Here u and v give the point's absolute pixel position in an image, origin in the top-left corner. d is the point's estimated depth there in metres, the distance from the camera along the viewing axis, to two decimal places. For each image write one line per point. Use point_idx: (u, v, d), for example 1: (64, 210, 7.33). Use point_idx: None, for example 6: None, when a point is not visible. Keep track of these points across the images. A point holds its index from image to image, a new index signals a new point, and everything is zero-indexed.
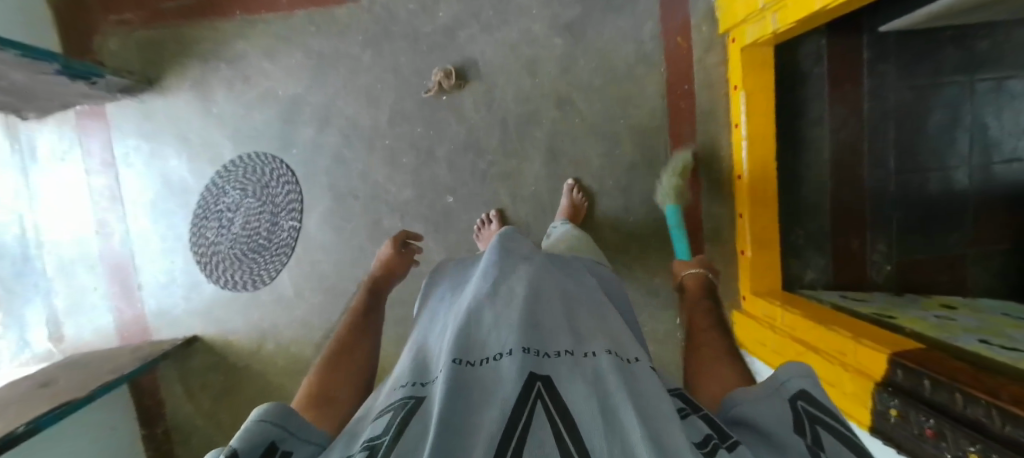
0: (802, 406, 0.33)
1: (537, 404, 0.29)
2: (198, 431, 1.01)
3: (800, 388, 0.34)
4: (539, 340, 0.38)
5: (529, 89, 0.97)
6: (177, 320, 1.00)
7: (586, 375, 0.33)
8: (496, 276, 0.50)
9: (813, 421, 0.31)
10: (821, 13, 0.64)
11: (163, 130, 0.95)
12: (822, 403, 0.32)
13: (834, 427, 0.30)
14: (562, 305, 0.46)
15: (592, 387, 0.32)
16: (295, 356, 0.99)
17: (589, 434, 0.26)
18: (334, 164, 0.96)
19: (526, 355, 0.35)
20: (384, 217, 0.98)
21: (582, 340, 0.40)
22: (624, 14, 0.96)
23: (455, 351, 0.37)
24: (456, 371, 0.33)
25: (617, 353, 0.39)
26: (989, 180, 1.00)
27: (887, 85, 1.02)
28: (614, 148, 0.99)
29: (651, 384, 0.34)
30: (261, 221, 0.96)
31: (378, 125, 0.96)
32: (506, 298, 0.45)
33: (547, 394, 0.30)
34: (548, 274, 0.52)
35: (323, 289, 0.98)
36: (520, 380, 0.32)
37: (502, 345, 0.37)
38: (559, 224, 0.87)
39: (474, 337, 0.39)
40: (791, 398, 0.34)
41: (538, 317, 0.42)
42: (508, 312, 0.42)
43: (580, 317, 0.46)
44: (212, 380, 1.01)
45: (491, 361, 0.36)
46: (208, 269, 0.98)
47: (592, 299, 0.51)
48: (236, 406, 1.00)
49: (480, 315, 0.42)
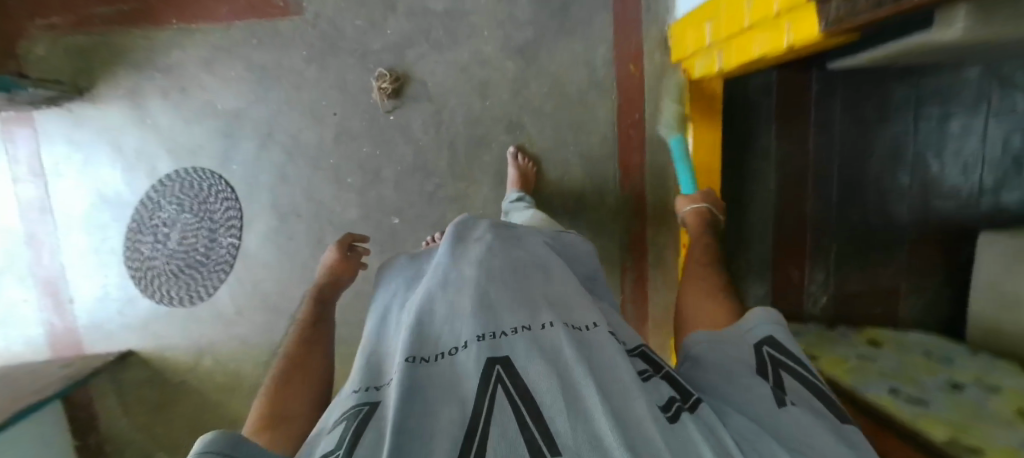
0: (768, 351, 0.45)
1: (498, 388, 0.35)
2: (132, 444, 1.02)
3: (769, 333, 0.46)
4: (494, 319, 0.44)
5: (479, 111, 0.96)
6: (113, 334, 0.98)
7: (549, 353, 0.39)
8: (447, 269, 0.54)
9: (775, 364, 0.44)
10: (763, 57, 0.68)
11: (95, 140, 0.92)
12: (784, 346, 0.45)
13: (789, 365, 0.44)
14: (511, 273, 0.52)
15: (552, 363, 0.37)
16: (234, 372, 1.00)
17: (552, 415, 0.32)
18: (277, 181, 0.94)
19: (481, 342, 0.40)
20: (327, 237, 0.97)
21: (536, 311, 0.46)
22: (578, 39, 0.95)
23: (409, 349, 0.41)
24: (411, 373, 0.38)
25: (570, 323, 0.45)
26: (928, 214, 1.07)
27: (834, 119, 1.03)
28: (563, 176, 1.00)
29: (609, 354, 0.40)
30: (199, 237, 0.94)
31: (322, 143, 0.94)
32: (457, 287, 0.50)
33: (506, 378, 0.35)
34: (516, 252, 0.57)
35: (265, 308, 0.98)
36: (480, 367, 0.37)
37: (457, 339, 0.43)
38: (512, 195, 0.90)
39: (428, 332, 0.45)
40: (757, 344, 0.46)
41: (494, 300, 0.47)
42: (461, 300, 0.47)
43: (527, 281, 0.52)
44: (147, 395, 1.00)
45: (446, 356, 0.41)
46: (143, 285, 0.96)
47: (541, 270, 0.55)
48: (173, 421, 1.01)
49: (432, 307, 0.48)
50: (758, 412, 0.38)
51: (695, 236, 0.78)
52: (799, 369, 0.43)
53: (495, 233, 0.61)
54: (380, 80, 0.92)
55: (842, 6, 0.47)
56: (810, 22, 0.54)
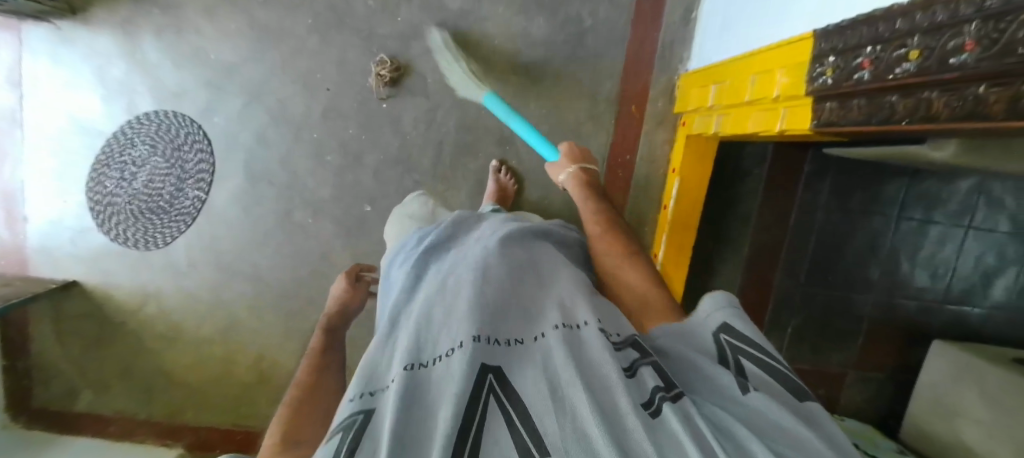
0: (725, 338, 0.38)
1: (490, 399, 0.29)
2: (60, 373, 1.04)
3: (722, 319, 0.40)
4: (491, 325, 0.36)
5: (472, 119, 0.95)
6: (61, 261, 0.99)
7: (535, 361, 0.32)
8: (445, 273, 0.45)
9: (735, 351, 0.37)
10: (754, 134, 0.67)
11: (79, 66, 0.91)
12: (742, 332, 0.38)
13: (750, 351, 0.37)
14: (511, 270, 0.44)
15: (542, 369, 0.31)
16: (174, 323, 1.03)
17: (541, 419, 0.27)
18: (256, 143, 0.94)
19: (477, 344, 0.33)
20: (295, 210, 0.97)
21: (531, 321, 0.38)
22: (586, 68, 0.95)
23: (406, 354, 0.33)
24: (410, 381, 0.30)
25: (562, 322, 0.37)
26: (893, 311, 1.07)
27: (820, 200, 1.00)
28: (544, 201, 0.99)
29: (595, 347, 0.33)
30: (165, 183, 0.94)
31: (309, 116, 0.93)
32: (454, 290, 0.41)
33: (501, 388, 0.30)
34: (516, 248, 0.48)
35: (218, 266, 1.00)
36: (472, 373, 0.30)
37: (452, 339, 0.34)
38: (487, 206, 0.86)
39: (427, 331, 0.36)
40: (715, 331, 0.39)
41: (489, 304, 0.38)
42: (457, 302, 0.39)
43: (530, 285, 0.44)
44: (84, 327, 1.03)
45: (442, 359, 0.33)
46: (100, 219, 0.97)
47: (537, 268, 0.47)
48: (105, 358, 1.04)
49: (432, 312, 0.39)
50: (726, 406, 0.31)
51: (585, 205, 0.64)
52: (761, 354, 0.37)
53: (501, 232, 0.50)
54: (380, 67, 0.90)
55: (834, 108, 0.47)
56: (803, 115, 0.53)
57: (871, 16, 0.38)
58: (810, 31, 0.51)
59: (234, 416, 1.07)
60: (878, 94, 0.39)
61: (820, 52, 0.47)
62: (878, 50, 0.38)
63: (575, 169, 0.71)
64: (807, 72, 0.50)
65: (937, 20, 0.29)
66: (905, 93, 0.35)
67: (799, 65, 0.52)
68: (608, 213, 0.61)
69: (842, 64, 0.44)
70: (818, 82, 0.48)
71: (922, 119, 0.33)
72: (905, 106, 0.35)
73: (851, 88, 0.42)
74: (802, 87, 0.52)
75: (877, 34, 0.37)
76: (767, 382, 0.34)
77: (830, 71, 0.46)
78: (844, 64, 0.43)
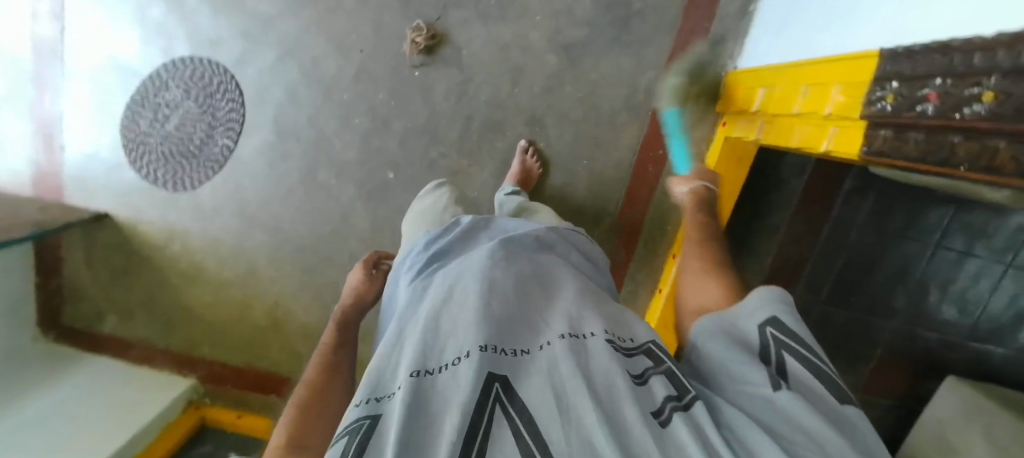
0: (770, 333, 0.36)
1: (496, 410, 0.28)
2: (91, 298, 1.12)
3: (772, 313, 0.37)
4: (499, 333, 0.34)
5: (504, 96, 0.93)
6: (94, 193, 1.04)
7: (541, 368, 0.31)
8: (452, 276, 0.42)
9: (778, 347, 0.35)
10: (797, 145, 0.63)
11: (119, 4, 0.95)
12: (790, 327, 0.36)
13: (799, 350, 0.34)
14: (518, 282, 0.41)
15: (548, 376, 0.30)
16: (196, 264, 1.07)
17: (546, 425, 0.27)
18: (286, 99, 0.95)
19: (483, 354, 0.31)
20: (320, 169, 0.98)
21: (537, 331, 0.36)
22: (628, 53, 0.90)
23: (412, 360, 0.32)
24: (415, 388, 0.29)
25: (569, 331, 0.35)
26: (914, 341, 1.00)
27: (856, 219, 0.95)
28: (567, 187, 0.96)
29: (603, 355, 0.32)
30: (198, 128, 0.97)
31: (340, 76, 0.93)
32: (460, 298, 0.38)
33: (506, 397, 0.29)
34: (520, 257, 0.45)
35: (241, 215, 1.03)
36: (477, 380, 0.29)
37: (458, 348, 0.32)
38: (506, 188, 0.85)
39: (432, 335, 0.34)
40: (761, 324, 0.37)
41: (496, 314, 0.36)
42: (463, 313, 0.36)
43: (539, 295, 0.41)
44: (114, 259, 1.09)
45: (448, 369, 0.31)
46: (133, 158, 1.01)
47: (545, 281, 0.43)
48: (132, 288, 1.10)
49: (438, 317, 0.36)
50: (754, 406, 0.31)
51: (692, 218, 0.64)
52: (809, 353, 0.34)
53: (509, 239, 0.47)
54: (415, 33, 0.89)
55: (888, 138, 0.43)
56: (854, 137, 0.49)
57: (949, 44, 0.34)
58: (875, 49, 0.47)
59: (248, 354, 1.11)
60: (938, 132, 0.35)
61: (884, 74, 0.43)
62: (949, 84, 0.34)
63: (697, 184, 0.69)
64: (866, 92, 0.46)
65: (1003, 66, 0.25)
66: (970, 136, 0.31)
67: (860, 84, 0.48)
68: (707, 227, 0.61)
69: (905, 92, 0.40)
70: (875, 107, 0.44)
71: (986, 168, 0.30)
72: (967, 150, 0.32)
73: (912, 120, 0.38)
74: (858, 109, 0.48)
75: (951, 66, 0.33)
76: (807, 382, 0.32)
77: (890, 98, 0.42)
78: (908, 92, 0.39)
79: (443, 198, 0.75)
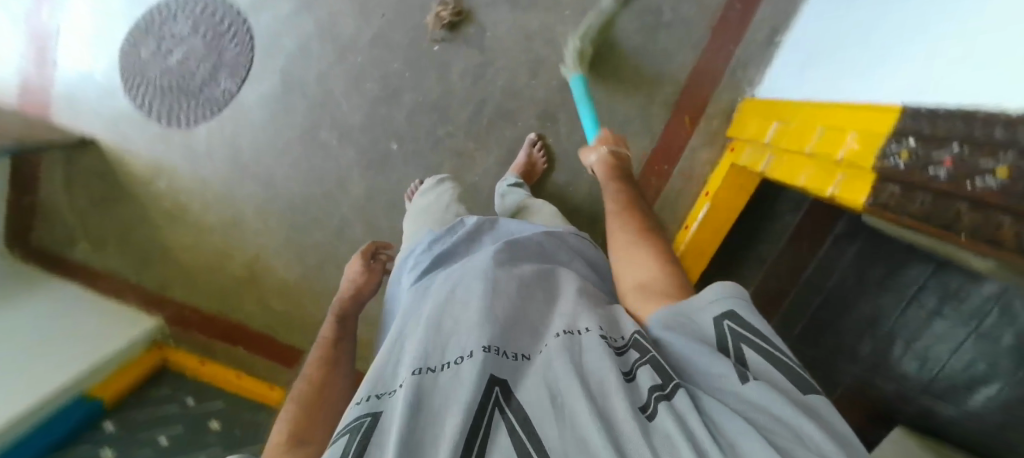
0: (728, 327, 0.30)
1: (495, 415, 0.27)
2: (66, 227, 1.09)
3: (730, 304, 0.31)
4: (503, 333, 0.33)
5: (521, 84, 0.91)
6: (81, 115, 1.04)
7: (538, 369, 0.30)
8: (454, 277, 0.42)
9: (737, 343, 0.29)
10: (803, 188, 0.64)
11: None
12: (749, 322, 0.30)
13: (758, 344, 0.29)
14: (521, 284, 0.40)
15: (543, 377, 0.29)
16: (181, 204, 1.05)
17: (541, 423, 0.26)
18: (297, 52, 0.95)
19: (487, 355, 0.30)
20: (322, 128, 0.96)
21: (541, 334, 0.35)
22: (647, 65, 0.92)
23: (415, 359, 0.31)
24: (417, 387, 0.29)
25: (563, 329, 0.34)
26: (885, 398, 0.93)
27: (841, 261, 0.88)
28: (568, 187, 0.94)
29: (596, 351, 0.30)
30: (201, 67, 0.97)
31: (357, 39, 0.93)
32: (462, 300, 0.37)
33: (505, 401, 0.28)
34: (522, 262, 0.45)
35: (235, 163, 1.01)
36: (477, 379, 0.28)
37: (461, 348, 0.32)
38: (508, 179, 0.85)
39: (436, 334, 0.34)
40: (717, 317, 0.31)
41: (498, 315, 0.35)
42: (466, 313, 0.36)
43: (541, 298, 0.40)
44: (94, 186, 1.07)
45: (450, 367, 0.30)
46: (129, 87, 1.01)
47: (546, 283, 0.43)
48: (108, 218, 1.08)
49: (442, 318, 0.36)
50: (726, 401, 0.27)
51: (612, 196, 0.60)
52: (772, 349, 0.29)
53: (509, 243, 0.47)
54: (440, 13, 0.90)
55: (896, 194, 0.44)
56: (861, 187, 0.50)
57: (971, 113, 0.35)
58: (897, 104, 0.47)
59: (219, 304, 1.09)
60: (943, 195, 0.37)
61: (902, 130, 0.44)
62: (963, 150, 0.34)
63: (605, 151, 0.69)
64: (881, 144, 0.47)
65: None
66: (976, 206, 0.33)
67: (874, 134, 0.49)
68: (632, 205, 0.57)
69: (919, 151, 0.40)
70: (888, 161, 0.45)
71: (989, 240, 0.31)
72: (971, 219, 0.33)
73: (920, 181, 0.39)
74: (870, 159, 0.48)
75: (969, 133, 0.34)
76: (769, 373, 0.27)
77: (904, 154, 0.43)
78: (922, 151, 0.40)
79: (445, 195, 0.73)
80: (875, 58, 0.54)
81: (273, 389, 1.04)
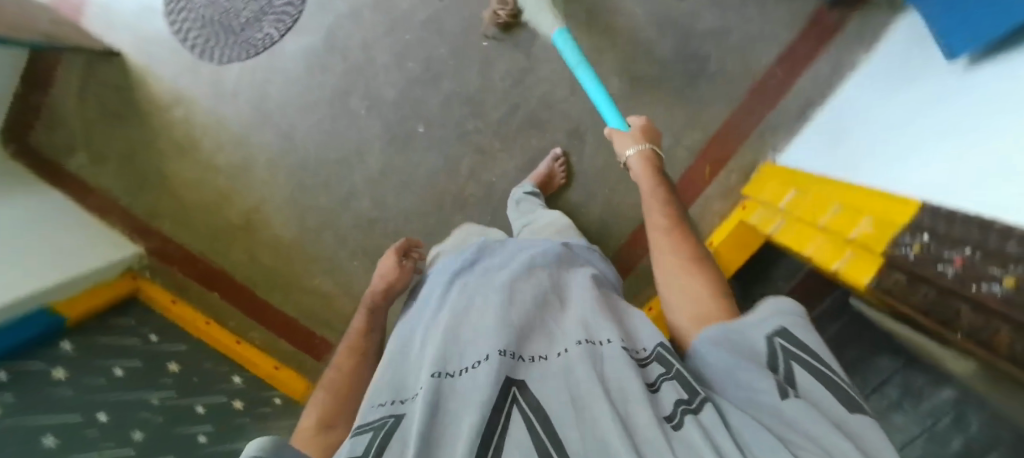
0: (779, 344, 0.33)
1: (512, 410, 0.29)
2: (70, 132, 1.06)
3: (781, 323, 0.34)
4: (518, 340, 0.36)
5: (558, 97, 0.92)
6: (113, 25, 1.02)
7: (556, 374, 0.32)
8: (470, 289, 0.45)
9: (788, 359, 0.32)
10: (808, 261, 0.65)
11: None
12: (803, 341, 0.32)
13: (807, 361, 0.31)
14: (537, 293, 0.43)
15: (566, 382, 0.30)
16: (193, 137, 1.04)
17: (561, 425, 0.27)
18: (347, 16, 0.95)
19: (503, 358, 0.33)
20: (355, 95, 0.97)
21: (554, 341, 0.37)
22: (681, 108, 0.94)
23: (434, 362, 0.34)
24: (436, 389, 0.31)
25: (586, 338, 0.35)
26: None
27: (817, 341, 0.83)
28: (580, 207, 0.95)
29: (618, 361, 0.32)
30: (249, 8, 0.97)
31: (409, 17, 0.94)
32: (479, 310, 0.40)
33: (522, 398, 0.30)
34: (539, 270, 0.47)
35: (260, 109, 1.00)
36: (495, 379, 0.30)
37: (478, 352, 0.34)
38: (525, 186, 0.86)
39: (454, 341, 0.37)
40: (770, 335, 0.33)
41: (514, 321, 0.38)
42: (485, 318, 0.39)
43: (553, 307, 0.42)
44: (109, 98, 1.05)
45: (468, 372, 0.33)
46: (170, 9, 1.00)
47: (558, 294, 0.44)
48: (115, 133, 1.05)
49: (458, 326, 0.39)
50: (763, 418, 0.29)
51: (649, 195, 0.56)
52: (823, 367, 0.30)
53: (529, 256, 0.49)
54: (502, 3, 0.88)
55: (900, 282, 0.46)
56: (866, 268, 0.52)
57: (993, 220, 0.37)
58: (916, 199, 0.49)
59: (207, 246, 1.07)
60: (948, 294, 0.40)
61: (919, 224, 0.46)
62: (975, 254, 0.38)
63: (640, 148, 0.61)
64: (895, 233, 0.49)
65: None
66: (977, 308, 0.36)
67: (891, 222, 0.51)
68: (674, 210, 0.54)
69: (932, 247, 0.43)
70: (900, 250, 0.47)
71: (982, 343, 0.35)
72: (971, 321, 0.36)
73: (928, 274, 0.42)
74: (882, 243, 0.51)
75: (984, 241, 0.37)
76: (820, 395, 0.29)
77: (916, 247, 0.45)
78: (936, 247, 0.43)
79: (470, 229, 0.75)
80: (893, 156, 0.58)
81: (239, 342, 1.04)
